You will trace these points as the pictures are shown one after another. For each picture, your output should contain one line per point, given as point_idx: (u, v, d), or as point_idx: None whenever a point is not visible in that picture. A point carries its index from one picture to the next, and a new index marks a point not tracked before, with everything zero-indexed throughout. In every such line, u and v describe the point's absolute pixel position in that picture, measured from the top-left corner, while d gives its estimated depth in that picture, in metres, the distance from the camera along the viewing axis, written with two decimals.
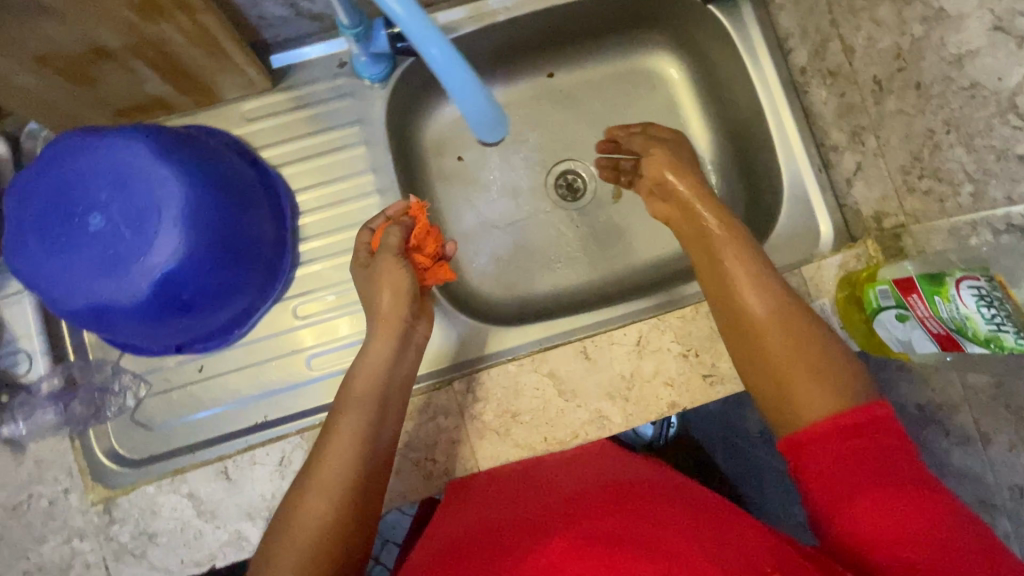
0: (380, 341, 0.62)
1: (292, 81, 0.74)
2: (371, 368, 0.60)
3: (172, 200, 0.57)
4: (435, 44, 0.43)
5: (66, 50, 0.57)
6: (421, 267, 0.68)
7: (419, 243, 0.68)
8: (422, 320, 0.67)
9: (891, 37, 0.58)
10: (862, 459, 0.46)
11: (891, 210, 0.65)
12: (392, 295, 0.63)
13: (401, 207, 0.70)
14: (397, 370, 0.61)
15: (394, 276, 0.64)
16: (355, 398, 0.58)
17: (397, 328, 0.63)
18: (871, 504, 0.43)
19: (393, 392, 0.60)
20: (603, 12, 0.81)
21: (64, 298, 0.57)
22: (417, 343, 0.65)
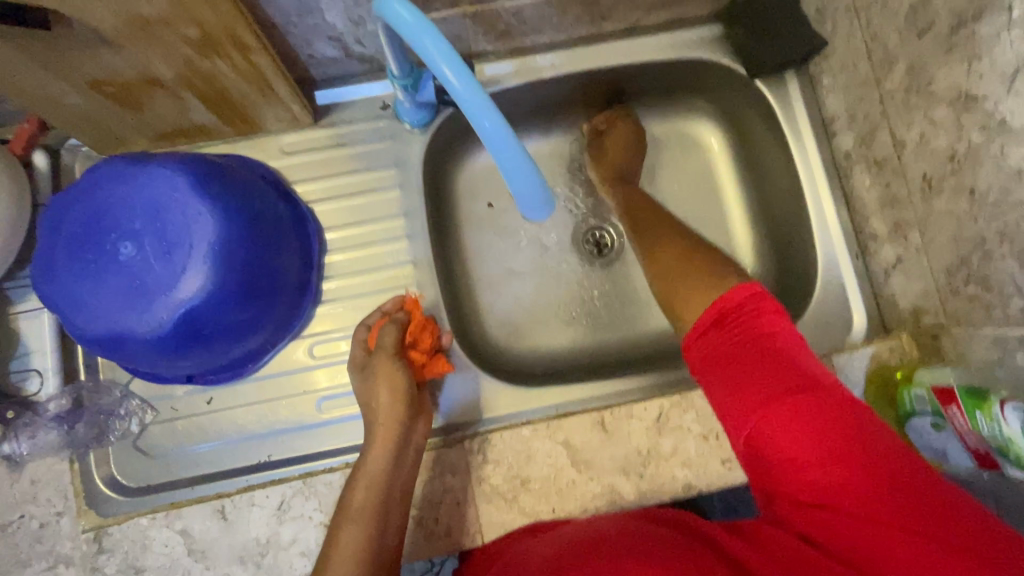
0: (378, 445, 0.61)
1: (334, 118, 0.75)
2: (367, 476, 0.59)
3: (205, 236, 0.56)
4: (487, 116, 0.41)
5: (119, 77, 0.57)
6: (417, 362, 0.67)
7: (415, 339, 0.68)
8: (421, 419, 0.66)
9: (946, 137, 0.57)
10: (758, 372, 0.48)
11: (931, 308, 0.63)
12: (390, 394, 0.63)
13: (396, 301, 0.70)
14: (396, 477, 0.60)
15: (390, 375, 0.64)
16: (354, 513, 0.57)
17: (393, 433, 0.61)
18: (771, 423, 0.46)
19: (393, 502, 0.58)
20: (648, 76, 0.81)
21: (86, 324, 0.56)
22: (417, 443, 0.63)
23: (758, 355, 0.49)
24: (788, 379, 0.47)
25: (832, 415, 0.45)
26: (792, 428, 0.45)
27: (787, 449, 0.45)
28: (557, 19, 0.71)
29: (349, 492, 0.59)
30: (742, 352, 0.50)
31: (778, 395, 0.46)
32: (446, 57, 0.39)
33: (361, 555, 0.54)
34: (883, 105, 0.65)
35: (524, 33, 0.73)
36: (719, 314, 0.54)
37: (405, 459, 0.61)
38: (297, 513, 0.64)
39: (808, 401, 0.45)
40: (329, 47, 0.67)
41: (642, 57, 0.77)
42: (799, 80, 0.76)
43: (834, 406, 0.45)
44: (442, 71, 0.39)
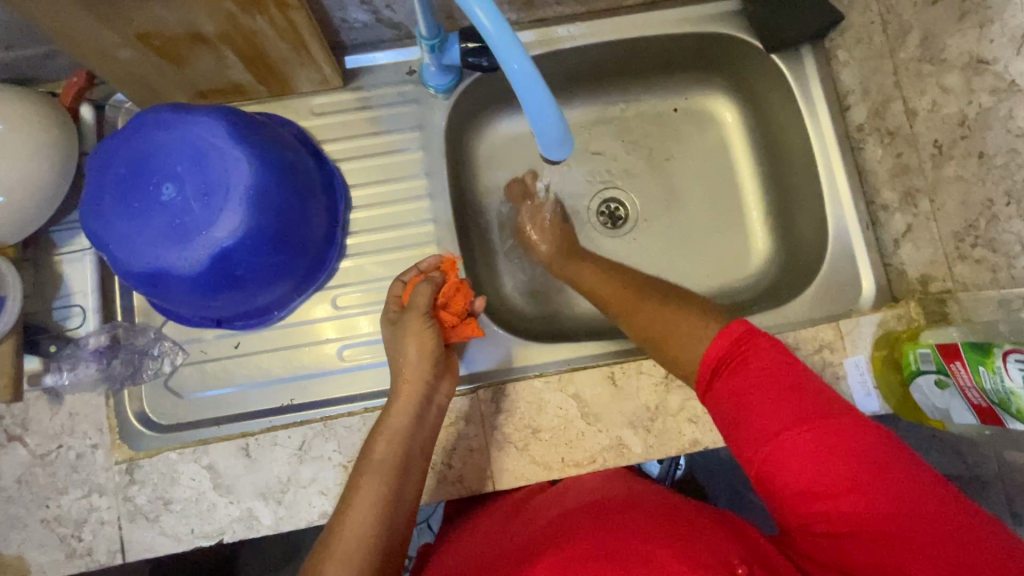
0: (402, 403, 0.63)
1: (362, 82, 0.78)
2: (390, 431, 0.62)
3: (241, 181, 0.60)
4: (517, 58, 0.42)
5: (165, 31, 0.61)
6: (447, 323, 0.69)
7: (447, 301, 0.69)
8: (446, 380, 0.67)
9: (957, 103, 0.59)
10: (773, 404, 0.53)
11: (938, 274, 0.65)
12: (417, 352, 0.65)
13: (434, 260, 0.72)
14: (417, 434, 0.63)
15: (419, 335, 0.65)
16: (376, 464, 0.60)
17: (418, 392, 0.64)
18: (805, 449, 0.51)
19: (415, 456, 0.62)
20: (669, 50, 0.83)
21: (128, 259, 0.59)
22: (439, 404, 0.65)
23: (751, 389, 0.55)
24: (827, 420, 0.51)
25: (858, 442, 0.50)
26: (829, 459, 0.50)
27: (807, 480, 0.50)
28: None
29: (371, 443, 0.62)
30: (768, 382, 0.54)
31: (795, 422, 0.52)
32: (479, 0, 0.41)
33: (381, 501, 0.57)
34: (896, 76, 0.66)
35: (547, 3, 0.76)
36: (720, 347, 0.59)
37: (427, 417, 0.64)
38: (317, 453, 0.67)
39: (835, 426, 0.51)
40: (360, 11, 0.70)
41: (660, 31, 0.79)
42: (815, 56, 0.78)
43: (865, 442, 0.50)
44: (476, 14, 0.41)
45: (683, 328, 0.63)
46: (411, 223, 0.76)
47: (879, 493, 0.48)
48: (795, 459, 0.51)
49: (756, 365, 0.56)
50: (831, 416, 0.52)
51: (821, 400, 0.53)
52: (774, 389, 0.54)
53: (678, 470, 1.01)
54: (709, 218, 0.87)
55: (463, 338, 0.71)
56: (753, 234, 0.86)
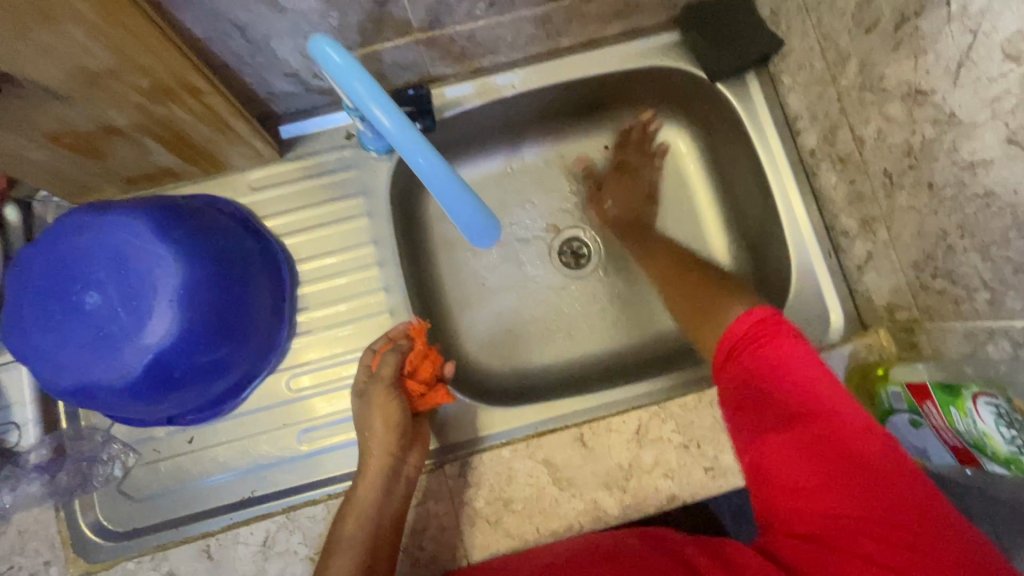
0: (368, 476, 0.61)
1: (300, 151, 0.75)
2: (358, 507, 0.60)
3: (168, 280, 0.57)
4: (422, 152, 0.40)
5: (76, 129, 0.58)
6: (414, 393, 0.66)
7: (414, 368, 0.67)
8: (415, 450, 0.65)
9: (901, 133, 0.57)
10: (763, 394, 0.52)
11: (903, 303, 0.63)
12: (383, 425, 0.63)
13: (402, 328, 0.70)
14: (386, 510, 0.60)
15: (384, 406, 0.64)
16: (346, 543, 0.58)
17: (382, 467, 0.61)
18: (785, 443, 0.50)
19: (387, 534, 0.59)
20: (614, 87, 0.81)
21: (54, 375, 0.56)
22: (408, 478, 0.62)
23: (761, 376, 0.53)
24: (839, 429, 0.48)
25: (853, 443, 0.48)
26: (809, 459, 0.48)
27: (801, 477, 0.48)
28: (512, 39, 0.71)
29: (341, 520, 0.60)
30: (777, 371, 0.52)
31: (793, 421, 0.50)
32: (376, 99, 0.39)
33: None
34: (840, 103, 0.64)
35: (481, 54, 0.73)
36: (727, 345, 0.57)
37: (395, 491, 0.61)
38: (282, 548, 0.64)
39: (820, 424, 0.49)
40: (286, 82, 0.67)
41: (601, 69, 0.77)
42: (761, 82, 0.76)
43: (856, 437, 0.48)
44: (374, 113, 0.39)
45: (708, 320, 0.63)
46: (359, 292, 0.73)
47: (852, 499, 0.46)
48: (777, 447, 0.50)
49: (766, 351, 0.53)
50: (829, 414, 0.49)
51: (819, 390, 0.50)
52: (777, 377, 0.52)
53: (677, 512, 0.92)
54: None
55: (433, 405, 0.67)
56: (719, 263, 0.84)
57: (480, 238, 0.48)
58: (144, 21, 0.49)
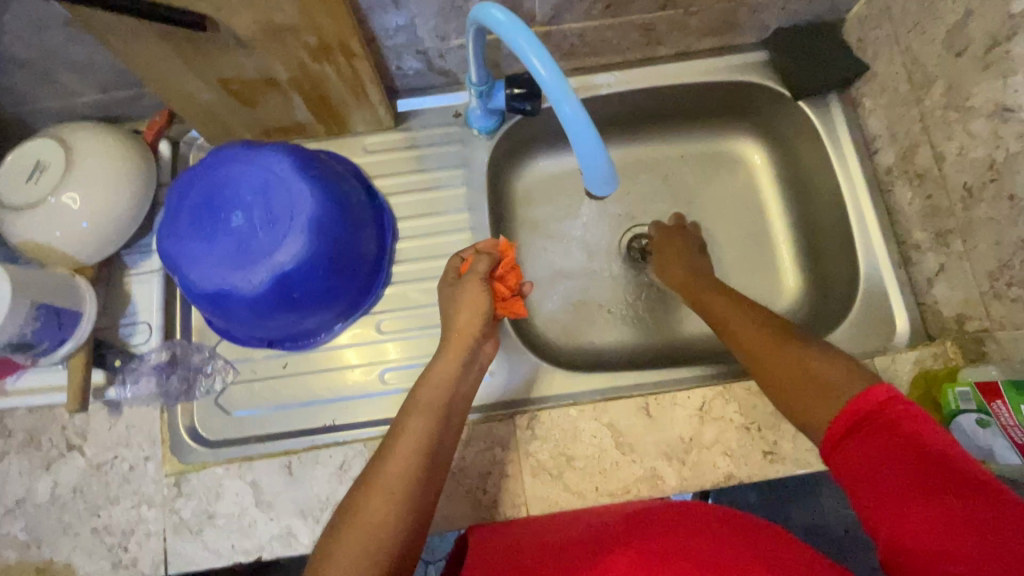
0: (450, 353, 0.65)
1: (412, 124, 0.84)
2: (434, 377, 0.63)
3: (304, 210, 0.65)
4: (570, 102, 0.47)
5: (243, 76, 0.68)
6: (499, 295, 0.71)
7: (502, 276, 0.71)
8: (487, 343, 0.70)
9: (985, 148, 0.61)
10: (894, 463, 0.47)
11: (974, 313, 0.66)
12: (469, 313, 0.67)
13: (491, 242, 0.73)
14: (460, 387, 0.64)
15: (474, 299, 0.68)
16: (424, 406, 0.61)
17: (465, 348, 0.66)
18: (920, 518, 0.43)
19: (455, 408, 0.63)
20: (700, 97, 0.87)
21: (196, 280, 0.64)
22: (480, 365, 0.68)
23: (888, 447, 0.48)
24: (952, 477, 0.44)
25: (990, 522, 0.41)
26: (941, 536, 0.42)
27: (933, 557, 0.42)
28: (616, 42, 0.79)
29: (416, 387, 0.63)
30: (896, 447, 0.47)
31: (915, 493, 0.45)
32: (537, 51, 0.46)
33: (423, 445, 0.57)
34: (923, 123, 0.69)
35: (586, 53, 0.81)
36: (849, 419, 0.52)
37: (470, 372, 0.66)
38: (357, 473, 0.69)
39: (964, 504, 0.43)
40: (415, 59, 0.76)
41: (691, 79, 0.84)
42: (842, 104, 0.81)
43: (1008, 524, 0.41)
44: (533, 63, 0.46)
45: (791, 377, 0.60)
46: (451, 254, 0.80)
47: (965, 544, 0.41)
48: (908, 522, 0.44)
49: (893, 421, 0.49)
50: (976, 497, 0.43)
51: (965, 473, 0.44)
52: (906, 450, 0.47)
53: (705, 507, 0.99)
54: (743, 257, 0.89)
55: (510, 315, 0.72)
56: (783, 272, 0.88)
57: (597, 189, 0.54)
58: None
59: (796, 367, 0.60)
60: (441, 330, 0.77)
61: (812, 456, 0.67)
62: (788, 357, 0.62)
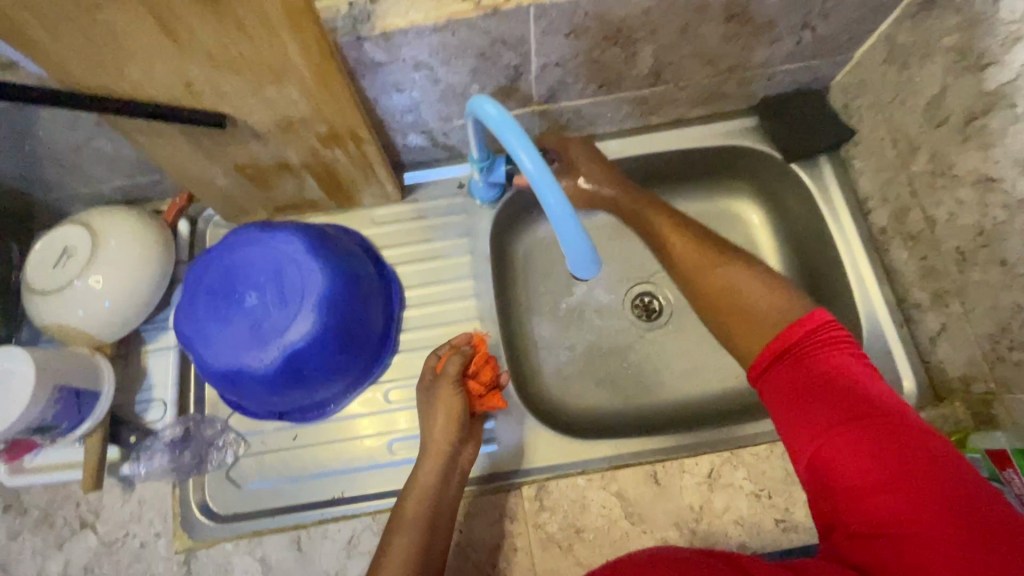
0: (428, 462, 0.67)
1: (418, 195, 0.88)
2: (417, 489, 0.66)
3: (314, 289, 0.67)
4: (553, 195, 0.50)
5: (259, 162, 0.72)
6: (474, 393, 0.73)
7: (475, 372, 0.74)
8: (469, 444, 0.71)
9: (973, 215, 0.63)
10: (822, 388, 0.54)
11: (980, 375, 0.65)
12: (445, 417, 0.69)
13: (464, 337, 0.77)
14: (442, 496, 0.65)
15: (448, 401, 0.70)
16: (407, 521, 0.63)
17: (442, 454, 0.68)
18: (848, 438, 0.50)
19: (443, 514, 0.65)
20: (694, 161, 0.91)
21: (210, 358, 0.66)
22: (462, 467, 0.69)
23: (813, 382, 0.55)
24: (868, 401, 0.52)
25: (898, 430, 0.49)
26: (868, 450, 0.49)
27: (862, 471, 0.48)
28: (611, 115, 0.83)
29: (401, 500, 0.66)
30: (820, 380, 0.55)
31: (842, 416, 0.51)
32: (525, 147, 0.49)
33: (409, 562, 0.60)
34: (912, 187, 0.71)
35: (582, 126, 0.85)
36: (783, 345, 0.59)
37: (451, 479, 0.67)
38: (364, 548, 0.69)
39: (879, 421, 0.50)
40: (420, 138, 0.81)
41: (685, 146, 0.87)
42: (833, 166, 0.84)
43: (912, 430, 0.49)
44: (522, 158, 0.49)
45: (722, 290, 0.71)
46: (456, 321, 0.82)
47: (947, 525, 0.43)
48: (838, 443, 0.50)
49: (820, 352, 0.57)
50: (886, 412, 0.51)
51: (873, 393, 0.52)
52: (826, 380, 0.54)
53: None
54: None
55: (489, 409, 0.74)
56: None
57: (582, 269, 0.56)
58: (345, 87, 0.62)
59: (729, 286, 0.71)
60: None
61: None
62: (726, 271, 0.72)
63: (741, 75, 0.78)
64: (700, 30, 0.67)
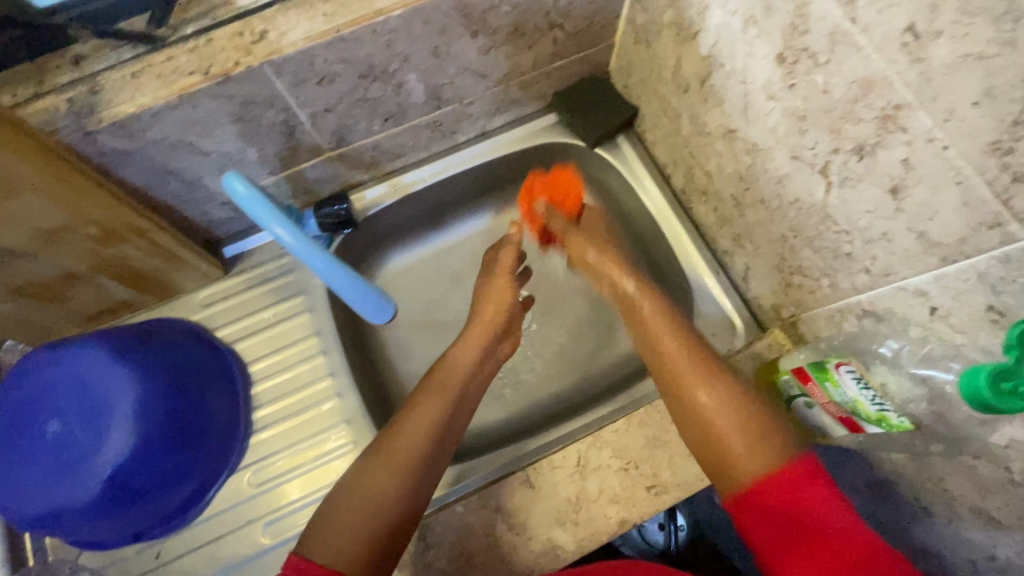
0: (467, 342, 0.69)
1: (244, 266, 0.85)
2: (422, 412, 0.58)
3: (122, 398, 0.63)
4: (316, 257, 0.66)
5: (36, 282, 0.67)
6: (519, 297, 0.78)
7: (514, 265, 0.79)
8: (506, 342, 0.75)
9: (732, 164, 0.68)
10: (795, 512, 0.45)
11: (783, 302, 0.71)
12: (495, 302, 0.74)
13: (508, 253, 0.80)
14: (455, 417, 0.61)
15: (502, 289, 0.76)
16: (410, 434, 0.56)
17: (464, 373, 0.65)
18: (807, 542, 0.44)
19: (436, 450, 0.58)
20: (512, 166, 0.93)
21: (23, 505, 0.61)
22: (467, 410, 0.63)
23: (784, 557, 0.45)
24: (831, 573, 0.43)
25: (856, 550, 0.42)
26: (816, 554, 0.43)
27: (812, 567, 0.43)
28: (413, 143, 0.84)
29: (407, 412, 0.59)
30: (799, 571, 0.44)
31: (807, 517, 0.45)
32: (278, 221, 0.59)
33: (379, 504, 0.52)
34: (689, 149, 0.77)
35: (390, 159, 0.85)
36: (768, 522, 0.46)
37: (459, 407, 0.62)
38: None
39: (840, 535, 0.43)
40: (223, 210, 0.78)
41: (497, 155, 0.90)
42: (631, 142, 0.90)
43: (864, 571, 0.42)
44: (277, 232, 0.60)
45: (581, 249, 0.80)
46: (308, 383, 0.79)
47: None
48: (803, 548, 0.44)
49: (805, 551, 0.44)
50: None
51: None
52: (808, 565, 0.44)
53: (681, 531, 1.01)
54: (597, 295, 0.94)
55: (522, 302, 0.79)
56: None
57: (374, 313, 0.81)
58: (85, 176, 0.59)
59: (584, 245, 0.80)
60: (314, 463, 0.75)
61: (691, 476, 0.69)
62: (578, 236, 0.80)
63: (519, 80, 0.81)
64: (452, 50, 0.69)
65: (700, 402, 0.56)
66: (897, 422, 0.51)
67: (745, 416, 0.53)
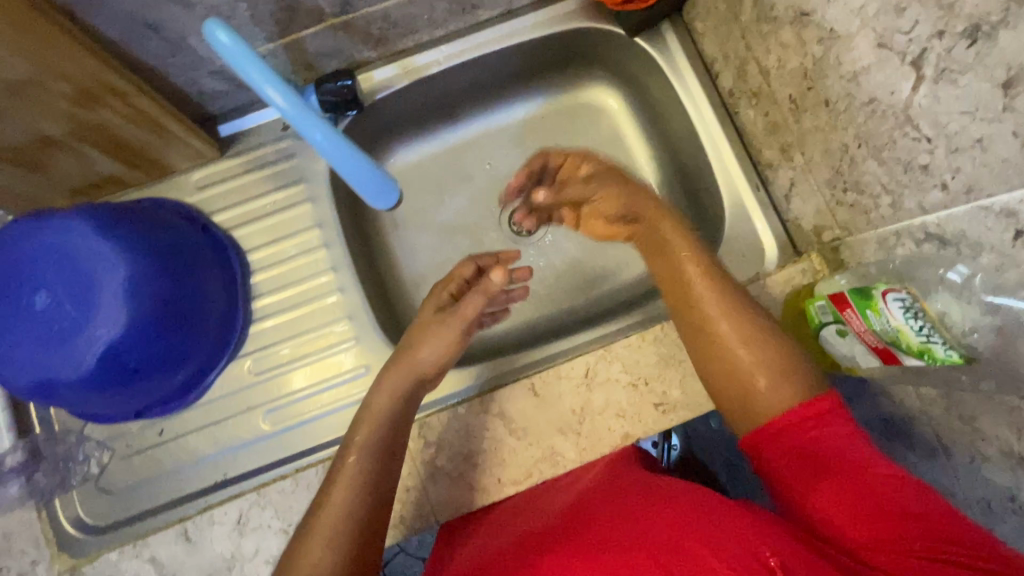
0: (398, 368, 0.62)
1: (241, 147, 0.78)
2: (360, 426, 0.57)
3: (111, 275, 0.60)
4: (317, 129, 0.58)
5: (11, 143, 0.61)
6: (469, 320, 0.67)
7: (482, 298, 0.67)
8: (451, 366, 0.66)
9: (796, 58, 0.59)
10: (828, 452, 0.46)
11: (828, 224, 0.64)
12: (432, 345, 0.63)
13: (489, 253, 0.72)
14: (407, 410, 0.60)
15: (435, 331, 0.64)
16: (361, 445, 0.56)
17: (405, 379, 0.61)
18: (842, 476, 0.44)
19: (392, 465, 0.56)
20: (540, 54, 0.83)
21: (15, 375, 0.60)
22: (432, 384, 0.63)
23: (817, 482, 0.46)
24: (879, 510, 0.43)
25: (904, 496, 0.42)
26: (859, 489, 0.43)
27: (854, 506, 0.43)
28: (430, 15, 0.74)
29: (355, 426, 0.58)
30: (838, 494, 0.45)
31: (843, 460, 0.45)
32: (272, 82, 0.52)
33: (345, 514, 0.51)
34: (745, 40, 0.67)
35: (402, 34, 0.76)
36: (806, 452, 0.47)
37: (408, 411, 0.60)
38: (257, 523, 0.65)
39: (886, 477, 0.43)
40: (216, 80, 0.71)
41: (523, 37, 0.79)
42: (677, 32, 0.79)
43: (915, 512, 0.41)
44: (271, 95, 0.53)
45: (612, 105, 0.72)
46: (309, 275, 0.76)
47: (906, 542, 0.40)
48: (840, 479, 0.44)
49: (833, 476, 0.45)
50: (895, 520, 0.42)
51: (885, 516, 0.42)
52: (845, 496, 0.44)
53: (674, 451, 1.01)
54: None
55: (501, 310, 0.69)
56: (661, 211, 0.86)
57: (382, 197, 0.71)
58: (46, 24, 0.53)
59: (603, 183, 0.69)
60: (316, 354, 0.74)
61: (701, 398, 0.67)
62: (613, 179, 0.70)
63: None
64: None
65: (723, 335, 0.54)
66: (942, 356, 0.48)
67: (779, 372, 0.51)
